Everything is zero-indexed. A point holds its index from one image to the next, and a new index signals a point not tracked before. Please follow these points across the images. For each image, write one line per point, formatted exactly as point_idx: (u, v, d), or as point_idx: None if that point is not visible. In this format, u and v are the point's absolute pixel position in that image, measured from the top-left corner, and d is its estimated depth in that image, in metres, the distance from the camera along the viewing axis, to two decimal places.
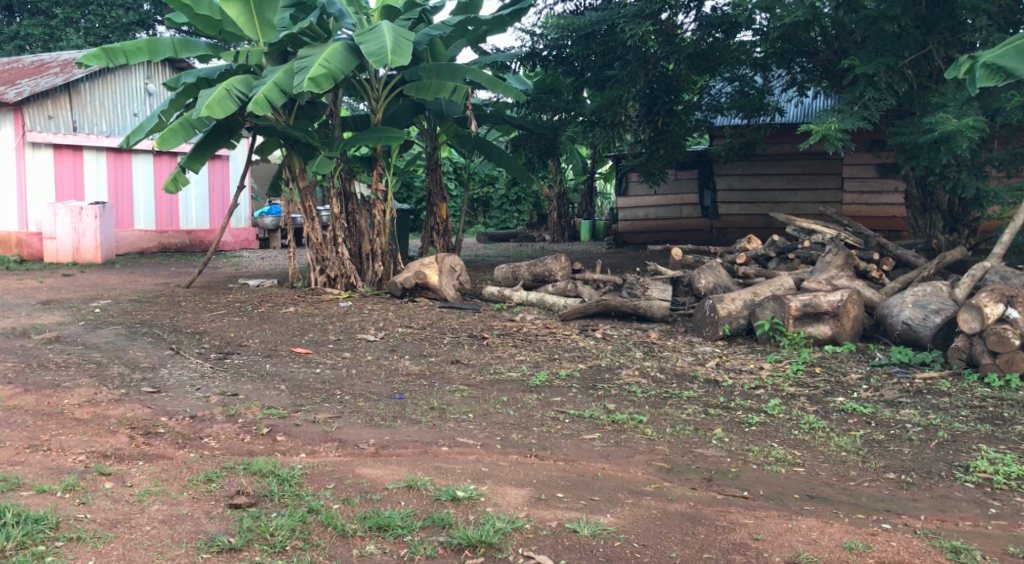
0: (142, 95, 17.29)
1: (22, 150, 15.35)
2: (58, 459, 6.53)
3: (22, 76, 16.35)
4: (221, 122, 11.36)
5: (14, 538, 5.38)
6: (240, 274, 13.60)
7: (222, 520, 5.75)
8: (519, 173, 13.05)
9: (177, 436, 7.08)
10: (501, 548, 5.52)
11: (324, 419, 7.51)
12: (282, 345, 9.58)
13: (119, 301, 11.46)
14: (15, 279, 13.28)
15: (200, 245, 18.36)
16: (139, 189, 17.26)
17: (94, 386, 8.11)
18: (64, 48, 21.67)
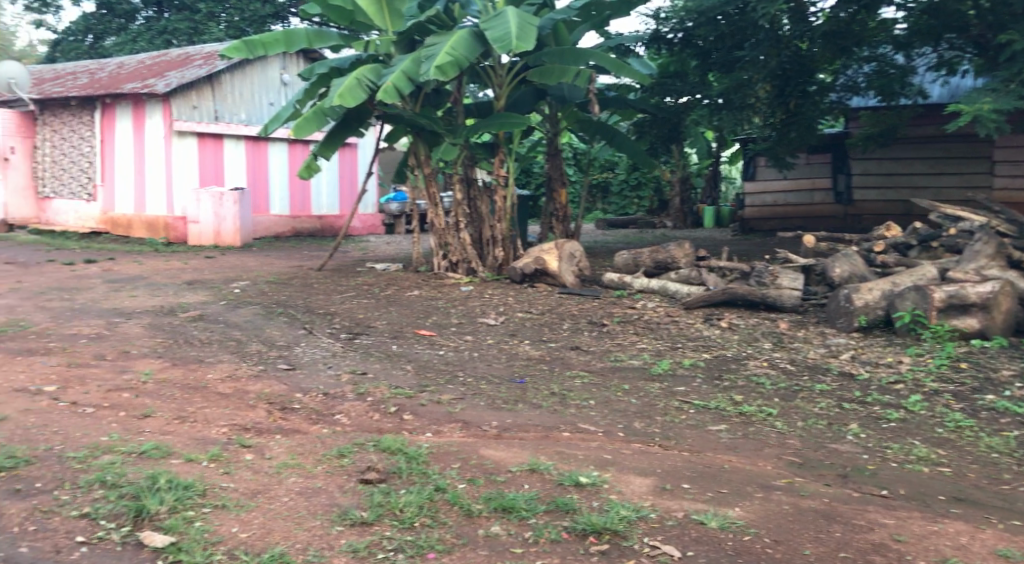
0: (278, 84, 17.27)
1: (169, 137, 15.58)
2: (204, 430, 6.76)
3: (168, 68, 16.59)
4: (353, 110, 11.47)
5: (167, 502, 5.55)
6: (367, 258, 13.75)
7: (354, 495, 5.89)
8: (641, 158, 12.85)
9: (311, 412, 7.26)
10: (626, 537, 5.44)
11: (448, 400, 7.53)
12: (407, 326, 9.67)
13: (257, 282, 11.74)
14: (164, 259, 13.78)
15: (330, 230, 18.26)
16: (276, 174, 17.25)
17: (235, 362, 8.37)
18: (208, 40, 22.43)
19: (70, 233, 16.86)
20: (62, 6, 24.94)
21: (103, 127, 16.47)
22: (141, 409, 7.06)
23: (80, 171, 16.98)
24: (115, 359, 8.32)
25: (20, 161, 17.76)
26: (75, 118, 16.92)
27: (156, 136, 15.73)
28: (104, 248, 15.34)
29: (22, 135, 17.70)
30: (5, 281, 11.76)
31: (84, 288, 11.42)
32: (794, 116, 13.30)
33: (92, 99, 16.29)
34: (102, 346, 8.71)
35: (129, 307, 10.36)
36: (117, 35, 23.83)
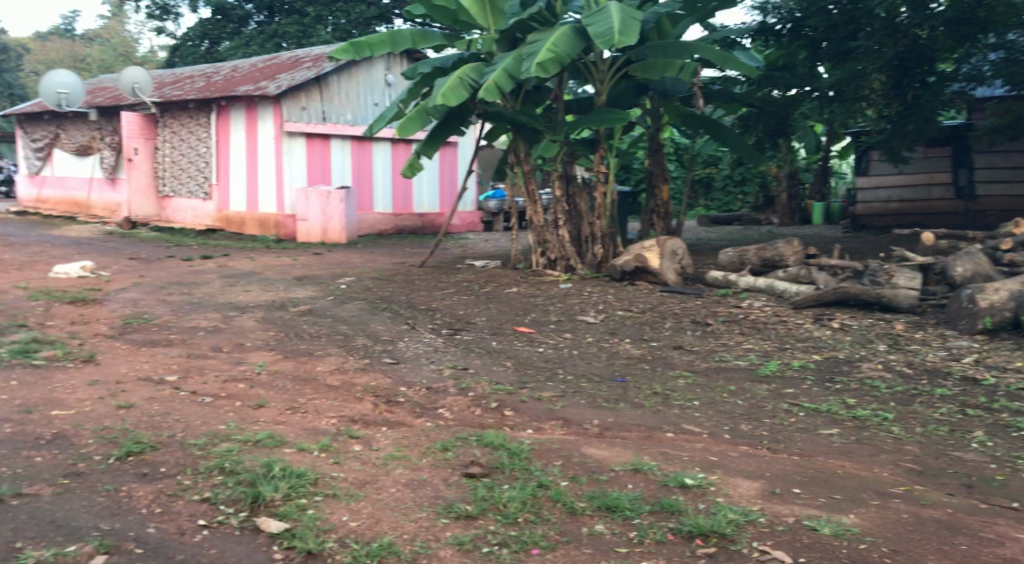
0: (382, 85, 17.35)
1: (279, 138, 15.90)
2: (314, 421, 6.92)
3: (279, 70, 16.90)
4: (455, 108, 11.53)
5: (282, 489, 5.76)
6: (467, 255, 13.80)
7: (459, 488, 5.92)
8: (745, 151, 12.66)
9: (415, 405, 7.33)
10: (735, 540, 5.33)
11: (548, 397, 7.51)
12: (506, 323, 9.68)
13: (362, 278, 11.91)
14: (274, 256, 14.09)
15: (431, 228, 18.25)
16: (379, 173, 17.44)
17: (342, 355, 8.53)
18: (316, 44, 22.90)
19: (186, 230, 17.41)
20: (181, 14, 25.69)
21: (219, 129, 16.90)
22: (257, 399, 7.31)
23: (196, 171, 17.44)
24: (231, 352, 8.60)
25: (142, 162, 18.29)
26: (192, 120, 17.40)
27: (267, 137, 16.09)
28: (219, 245, 15.80)
29: (144, 136, 18.19)
30: (129, 276, 12.23)
31: (201, 282, 11.80)
32: (913, 107, 12.66)
33: (209, 101, 16.76)
34: (218, 338, 9.01)
35: (243, 301, 10.66)
36: (231, 39, 24.41)
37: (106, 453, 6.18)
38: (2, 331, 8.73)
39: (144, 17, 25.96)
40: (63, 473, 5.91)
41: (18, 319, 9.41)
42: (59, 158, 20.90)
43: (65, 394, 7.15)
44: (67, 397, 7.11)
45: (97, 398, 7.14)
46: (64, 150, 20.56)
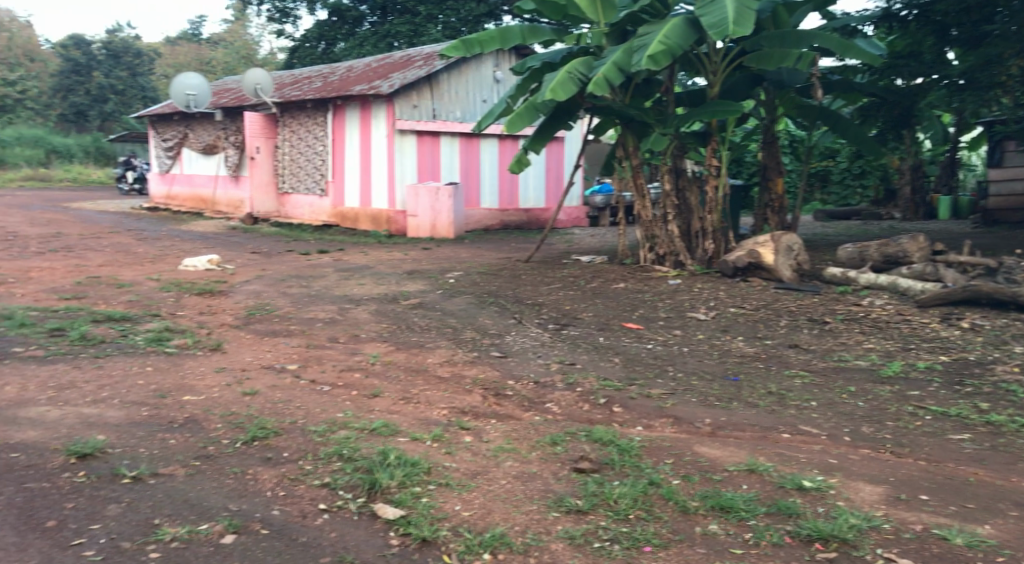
0: (491, 82, 17.34)
1: (390, 136, 16.09)
2: (425, 411, 6.97)
3: (391, 69, 17.11)
4: (565, 103, 11.48)
5: (397, 477, 5.82)
6: (573, 250, 13.74)
7: (569, 483, 5.87)
8: (866, 145, 12.27)
9: (524, 399, 7.31)
10: (858, 546, 5.17)
11: (658, 394, 7.39)
12: (614, 319, 9.58)
13: (470, 272, 11.96)
14: (383, 251, 14.28)
15: (537, 224, 18.31)
16: (487, 169, 17.50)
17: (452, 348, 8.58)
18: (427, 42, 23.14)
19: (305, 225, 17.81)
20: (300, 16, 26.26)
21: (334, 127, 17.21)
22: (371, 389, 7.40)
23: (313, 168, 17.84)
24: (348, 343, 8.74)
25: (264, 160, 18.83)
26: (310, 120, 17.76)
27: (380, 134, 16.30)
28: (334, 239, 16.08)
29: (265, 135, 18.73)
30: (251, 269, 12.54)
31: (318, 276, 12.03)
32: None
33: (325, 101, 17.11)
34: (335, 330, 9.16)
35: (357, 294, 10.82)
36: (347, 40, 24.85)
37: (233, 438, 6.34)
38: (135, 319, 9.06)
39: (264, 19, 26.64)
40: (195, 455, 6.07)
41: (150, 308, 9.76)
42: (187, 157, 21.64)
43: (195, 380, 7.36)
44: (196, 382, 7.31)
45: (224, 385, 7.32)
46: (191, 149, 21.27)
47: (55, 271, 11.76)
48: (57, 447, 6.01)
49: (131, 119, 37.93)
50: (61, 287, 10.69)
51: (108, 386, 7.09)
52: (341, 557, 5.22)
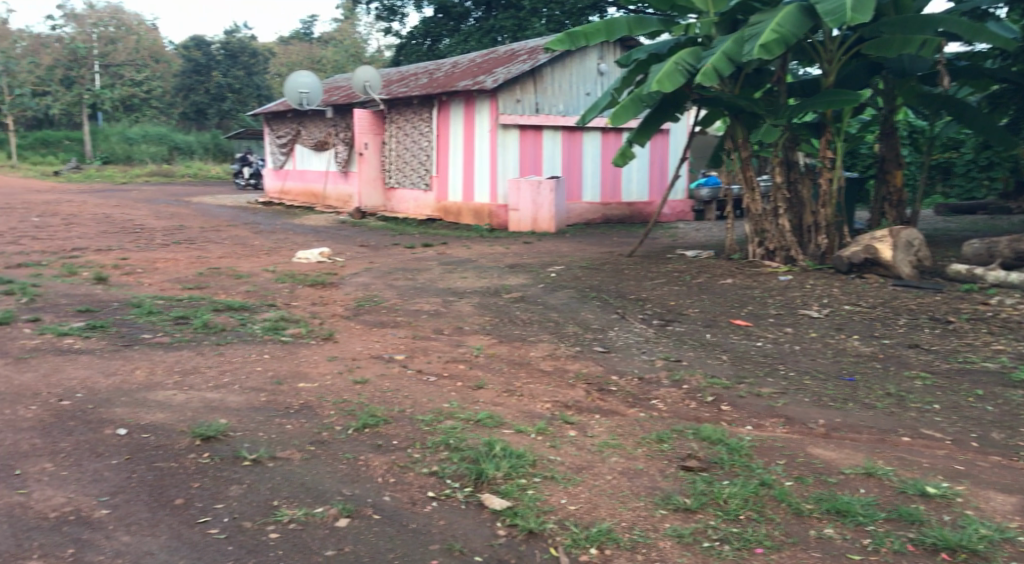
0: (595, 74, 17.17)
1: (494, 131, 16.26)
2: (529, 405, 7.04)
3: (496, 64, 17.24)
4: (671, 95, 11.40)
5: (503, 468, 5.91)
6: (677, 245, 13.63)
7: (676, 480, 5.88)
8: (995, 134, 11.84)
9: (628, 395, 7.32)
10: (989, 558, 5.12)
11: (768, 393, 7.31)
12: (721, 315, 9.50)
13: (571, 267, 11.99)
14: (486, 245, 14.41)
15: (639, 217, 18.02)
16: (590, 162, 17.41)
17: (554, 342, 8.64)
18: (531, 36, 23.22)
19: (409, 219, 18.10)
20: (406, 14, 26.67)
21: (439, 123, 17.47)
22: (475, 380, 7.51)
23: (418, 164, 18.12)
24: (452, 335, 8.87)
25: (372, 156, 19.23)
26: (416, 116, 18.05)
27: (484, 129, 16.45)
28: (437, 233, 16.30)
29: (373, 132, 19.13)
30: (360, 262, 12.82)
31: (422, 269, 12.23)
32: None
33: (431, 98, 17.38)
34: (440, 322, 9.31)
35: (461, 287, 10.96)
36: (452, 36, 25.15)
37: (346, 425, 6.51)
38: (252, 308, 9.38)
39: (372, 18, 27.16)
40: (310, 440, 6.26)
41: (266, 298, 10.07)
42: (299, 154, 22.21)
43: (309, 368, 7.59)
44: (310, 370, 7.54)
45: (336, 372, 7.53)
46: (303, 145, 21.82)
47: (179, 262, 12.24)
48: (183, 429, 6.28)
49: (247, 116, 39.44)
50: (183, 277, 11.12)
51: (228, 372, 7.37)
52: (449, 545, 5.32)
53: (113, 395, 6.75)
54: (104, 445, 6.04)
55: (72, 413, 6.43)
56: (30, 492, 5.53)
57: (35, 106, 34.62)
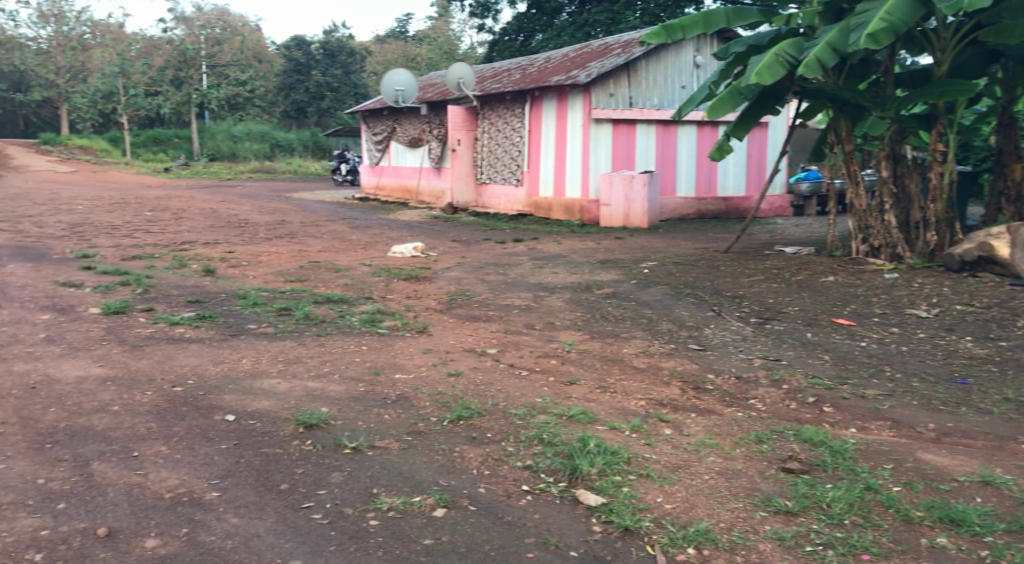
0: (691, 67, 17.00)
1: (586, 127, 16.19)
2: (623, 401, 6.99)
3: (590, 58, 17.17)
4: (771, 88, 11.19)
5: (597, 465, 5.88)
6: (776, 242, 13.38)
7: (777, 482, 5.79)
8: None
9: (725, 394, 7.22)
10: None
11: (874, 395, 7.13)
12: (823, 314, 9.30)
13: (665, 263, 11.87)
14: (579, 241, 14.37)
15: (736, 213, 17.82)
16: (684, 157, 17.20)
17: (648, 339, 8.57)
18: (624, 29, 23.04)
19: (500, 214, 18.17)
20: (499, 10, 26.76)
21: (531, 118, 17.47)
22: (568, 375, 7.50)
23: (510, 159, 18.16)
24: (544, 330, 8.87)
25: (464, 152, 19.36)
26: (509, 111, 18.09)
27: (576, 124, 16.40)
28: (529, 229, 16.32)
29: (466, 128, 19.25)
30: (453, 256, 12.91)
31: (514, 264, 12.25)
32: None
33: (523, 93, 17.40)
34: (531, 317, 9.31)
35: (553, 283, 10.94)
36: (545, 31, 25.14)
37: (441, 416, 6.56)
38: (351, 301, 9.52)
39: (467, 14, 27.33)
40: (407, 430, 6.32)
41: (363, 292, 10.22)
42: (394, 150, 22.48)
43: (405, 359, 7.67)
44: (406, 361, 7.62)
45: (430, 364, 7.60)
46: (398, 141, 22.08)
47: (281, 255, 12.51)
48: (286, 416, 6.40)
49: (346, 114, 40.15)
50: (286, 270, 11.35)
51: (329, 361, 7.49)
52: (544, 539, 5.31)
53: (221, 382, 6.92)
54: (214, 430, 6.20)
55: (184, 399, 6.61)
56: (146, 473, 5.70)
57: (147, 105, 35.79)
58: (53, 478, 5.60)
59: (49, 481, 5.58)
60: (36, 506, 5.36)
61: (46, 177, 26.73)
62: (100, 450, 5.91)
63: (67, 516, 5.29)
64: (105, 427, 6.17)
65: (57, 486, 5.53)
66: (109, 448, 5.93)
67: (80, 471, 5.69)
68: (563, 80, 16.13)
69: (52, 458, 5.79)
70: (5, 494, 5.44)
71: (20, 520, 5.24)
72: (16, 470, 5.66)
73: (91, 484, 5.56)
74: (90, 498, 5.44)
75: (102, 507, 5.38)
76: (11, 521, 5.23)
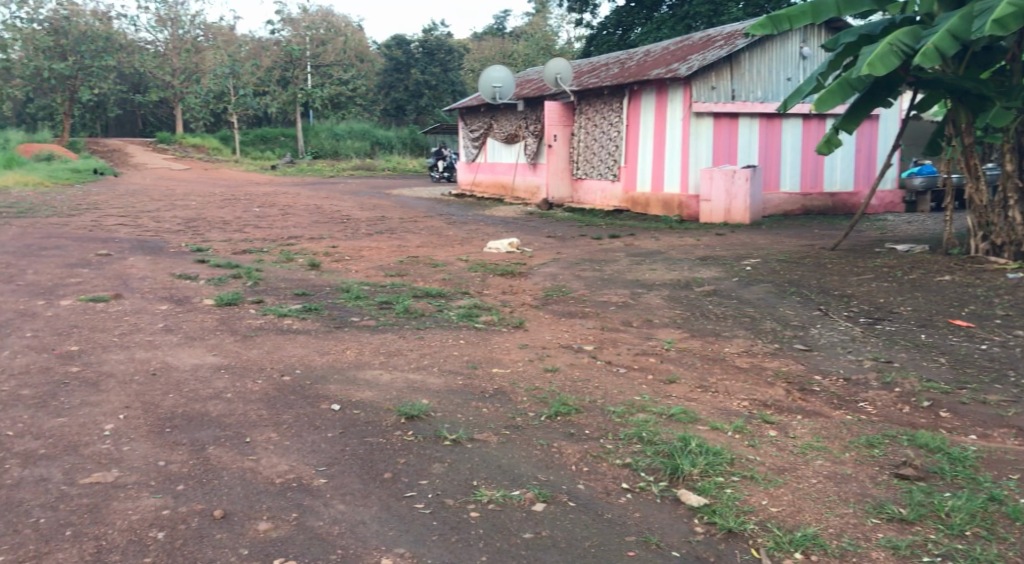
0: (797, 59, 16.62)
1: (687, 120, 15.94)
2: (725, 401, 6.82)
3: (692, 51, 16.89)
4: (884, 78, 10.82)
5: (699, 465, 5.74)
6: (887, 239, 12.91)
7: (890, 489, 5.57)
8: None
9: (833, 397, 6.98)
10: None
11: (995, 401, 6.81)
12: (938, 315, 8.94)
13: (768, 260, 11.58)
14: (678, 237, 14.14)
15: (843, 209, 17.23)
16: (789, 151, 16.74)
17: (751, 338, 8.35)
18: (726, 21, 22.63)
19: (596, 209, 18.02)
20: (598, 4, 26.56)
21: (630, 112, 17.25)
22: (667, 374, 7.35)
23: (607, 154, 18.00)
24: (641, 327, 8.72)
25: (561, 148, 19.27)
26: (606, 106, 17.92)
27: (676, 118, 16.16)
28: (626, 224, 16.13)
29: (562, 123, 19.16)
30: (549, 252, 12.82)
31: (612, 260, 12.10)
32: None
33: (622, 87, 17.22)
34: (629, 314, 9.17)
35: (651, 279, 10.77)
36: (644, 24, 24.87)
37: (538, 412, 6.48)
38: (449, 296, 9.52)
39: (564, 9, 27.21)
40: (505, 424, 6.26)
41: (460, 286, 10.22)
42: (491, 146, 22.51)
43: (502, 354, 7.62)
44: (503, 356, 7.57)
45: (527, 360, 7.53)
46: (494, 138, 22.09)
47: (381, 250, 12.61)
48: (388, 408, 6.41)
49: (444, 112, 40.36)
50: (386, 264, 11.43)
51: (428, 355, 7.49)
52: (645, 538, 5.19)
53: (326, 372, 6.98)
54: (321, 418, 6.24)
55: (292, 388, 6.68)
56: (258, 458, 5.76)
57: (255, 105, 36.60)
58: (173, 461, 5.69)
59: (169, 463, 5.67)
60: (157, 486, 5.45)
61: (160, 174, 27.59)
62: (215, 435, 6.00)
63: (186, 498, 5.37)
64: (218, 413, 6.26)
65: (176, 469, 5.62)
66: (223, 434, 6.01)
67: (197, 454, 5.77)
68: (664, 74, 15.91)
69: (171, 442, 5.89)
70: (129, 475, 5.54)
71: (142, 500, 5.33)
72: (139, 452, 5.78)
73: (207, 467, 5.64)
74: (207, 481, 5.52)
75: (218, 490, 5.45)
76: (134, 500, 5.32)
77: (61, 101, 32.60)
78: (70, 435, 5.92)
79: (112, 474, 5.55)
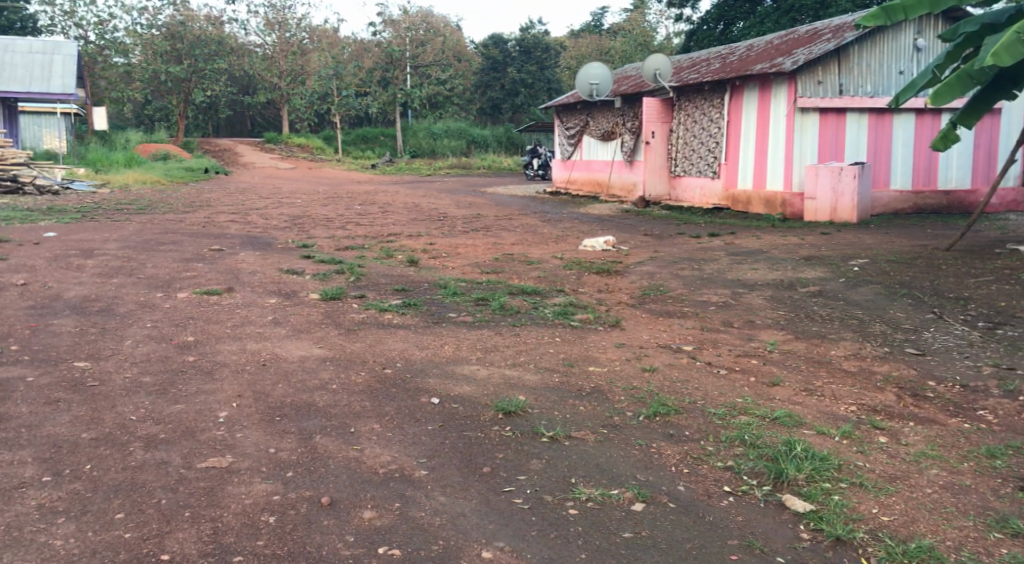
0: (910, 51, 16.05)
1: (792, 116, 15.54)
2: (832, 406, 6.57)
3: (798, 45, 16.45)
4: (1007, 70, 10.33)
5: (806, 470, 5.53)
6: (1007, 240, 12.36)
7: (1014, 502, 5.28)
8: None
9: (949, 403, 6.66)
10: None
11: None
12: None
13: (877, 261, 11.18)
14: (781, 235, 13.78)
15: (959, 207, 16.63)
16: (901, 147, 16.19)
17: (859, 341, 8.04)
18: (833, 14, 22.00)
19: (695, 207, 17.71)
20: None
21: (732, 108, 16.92)
22: (770, 376, 7.12)
23: (707, 151, 17.68)
24: (743, 328, 8.49)
25: (659, 145, 19.02)
26: (707, 102, 17.60)
27: (781, 113, 15.77)
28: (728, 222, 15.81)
29: (661, 120, 18.91)
30: (645, 250, 12.62)
31: (711, 259, 11.84)
32: None
33: (724, 83, 16.90)
34: (729, 314, 8.93)
35: (752, 279, 10.50)
36: (747, 19, 24.35)
37: (637, 411, 6.34)
38: (545, 293, 9.43)
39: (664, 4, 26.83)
40: (603, 423, 6.14)
41: (557, 284, 10.12)
42: (587, 144, 22.33)
43: (599, 353, 7.49)
44: (600, 355, 7.43)
45: (625, 359, 7.38)
46: (591, 135, 21.90)
47: (477, 247, 12.58)
48: (486, 403, 6.34)
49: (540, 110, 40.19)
50: (483, 261, 11.39)
51: (524, 351, 7.40)
52: (749, 543, 5.01)
53: (425, 366, 6.96)
54: (421, 411, 6.20)
55: (392, 381, 6.67)
56: (362, 448, 5.75)
57: (358, 105, 37.03)
58: (282, 448, 5.72)
59: (279, 450, 5.70)
60: (268, 472, 5.48)
61: (266, 172, 28.17)
62: (321, 424, 6.01)
63: (295, 484, 5.39)
64: (324, 404, 6.28)
65: (286, 456, 5.65)
66: (329, 423, 6.02)
67: (305, 443, 5.79)
68: (768, 68, 15.53)
69: (280, 430, 5.92)
70: (242, 460, 5.59)
71: (254, 485, 5.36)
72: (250, 439, 5.82)
73: (314, 456, 5.66)
74: (314, 469, 5.53)
75: (325, 478, 5.45)
76: (246, 484, 5.36)
77: (177, 103, 34.09)
78: (187, 421, 6.00)
79: (226, 459, 5.60)
